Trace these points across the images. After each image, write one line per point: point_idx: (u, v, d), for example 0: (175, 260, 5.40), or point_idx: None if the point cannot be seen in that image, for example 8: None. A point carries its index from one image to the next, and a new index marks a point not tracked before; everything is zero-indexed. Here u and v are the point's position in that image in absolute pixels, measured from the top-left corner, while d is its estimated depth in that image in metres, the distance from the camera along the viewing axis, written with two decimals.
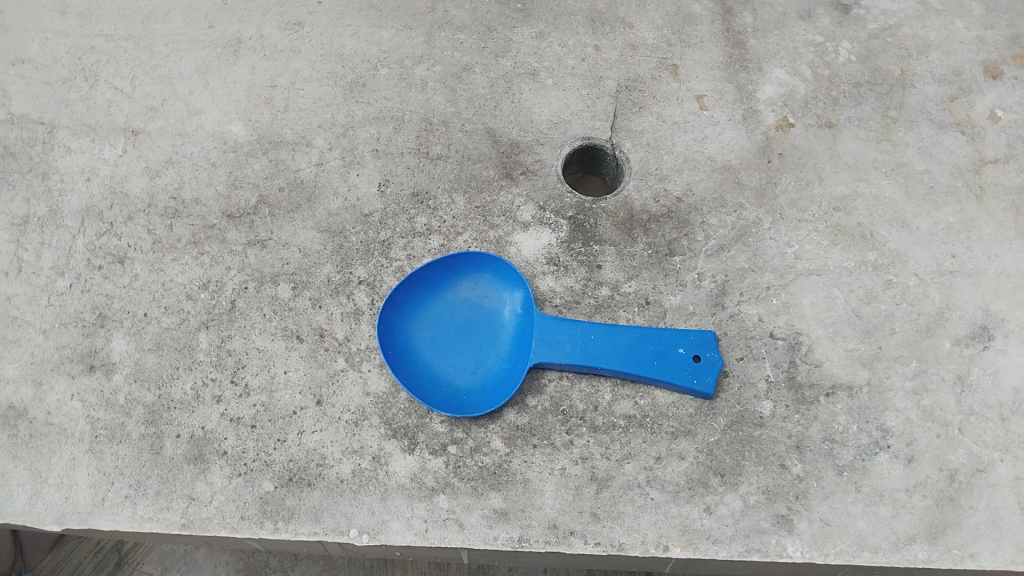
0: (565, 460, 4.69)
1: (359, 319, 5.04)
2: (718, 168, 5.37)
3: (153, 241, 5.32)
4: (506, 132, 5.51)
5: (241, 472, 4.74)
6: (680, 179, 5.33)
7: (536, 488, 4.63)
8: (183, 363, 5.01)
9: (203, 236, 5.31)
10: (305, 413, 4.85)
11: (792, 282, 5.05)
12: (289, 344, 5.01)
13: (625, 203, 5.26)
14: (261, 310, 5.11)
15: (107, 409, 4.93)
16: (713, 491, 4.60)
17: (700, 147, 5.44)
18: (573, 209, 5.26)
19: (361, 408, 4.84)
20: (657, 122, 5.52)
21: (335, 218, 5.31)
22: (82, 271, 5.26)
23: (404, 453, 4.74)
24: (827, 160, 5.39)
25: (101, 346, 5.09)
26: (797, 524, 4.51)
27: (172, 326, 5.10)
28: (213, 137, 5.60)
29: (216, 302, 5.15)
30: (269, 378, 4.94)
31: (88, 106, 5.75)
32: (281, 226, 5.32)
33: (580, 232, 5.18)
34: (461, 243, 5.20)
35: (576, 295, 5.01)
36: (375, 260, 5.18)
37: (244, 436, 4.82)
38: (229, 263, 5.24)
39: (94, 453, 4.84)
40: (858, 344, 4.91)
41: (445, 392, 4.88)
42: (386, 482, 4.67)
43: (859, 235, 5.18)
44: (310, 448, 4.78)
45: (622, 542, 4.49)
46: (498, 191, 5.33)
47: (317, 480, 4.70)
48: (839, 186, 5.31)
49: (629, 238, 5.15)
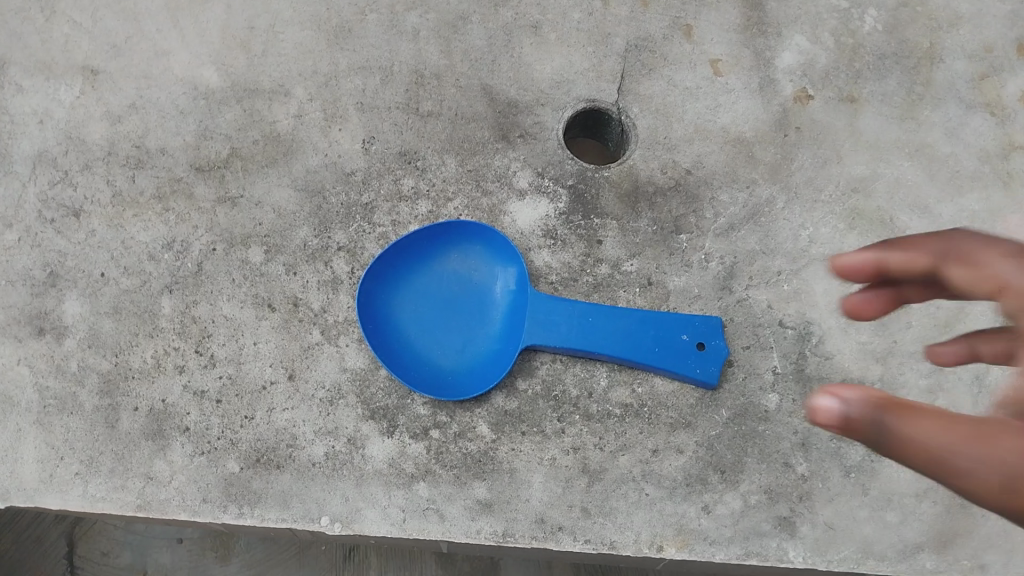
0: (555, 450, 4.33)
1: (338, 289, 4.63)
2: (730, 141, 4.93)
3: (113, 193, 4.86)
4: (504, 90, 5.00)
5: (203, 451, 4.39)
6: (690, 150, 4.90)
7: (524, 479, 4.30)
8: (143, 329, 4.60)
9: (168, 190, 4.85)
10: (275, 388, 4.47)
11: (804, 267, 4.70)
12: (260, 313, 4.60)
13: (630, 173, 4.83)
14: (230, 275, 4.68)
15: (57, 377, 4.55)
16: (712, 489, 4.30)
17: (712, 116, 4.97)
18: (573, 177, 4.82)
19: (337, 385, 4.46)
20: (667, 87, 5.02)
21: (314, 177, 4.84)
22: (31, 224, 4.82)
23: (382, 436, 4.37)
24: (847, 138, 4.97)
25: (52, 308, 4.67)
26: (800, 527, 4.26)
27: (133, 289, 4.68)
28: (182, 81, 5.05)
29: (182, 264, 4.72)
30: (237, 349, 4.54)
31: (42, 40, 5.16)
32: (254, 182, 4.85)
33: (581, 204, 4.76)
34: (451, 211, 4.77)
35: (574, 272, 4.64)
36: (357, 225, 4.75)
37: (208, 412, 4.44)
38: (196, 222, 4.79)
39: (41, 425, 4.47)
40: (872, 337, 4.59)
41: (428, 373, 4.48)
42: (362, 466, 4.33)
43: (877, 220, 4.82)
44: (281, 427, 4.40)
45: (614, 540, 4.22)
46: (493, 154, 4.87)
47: (287, 463, 4.35)
48: (859, 167, 4.91)
49: (632, 212, 4.75)
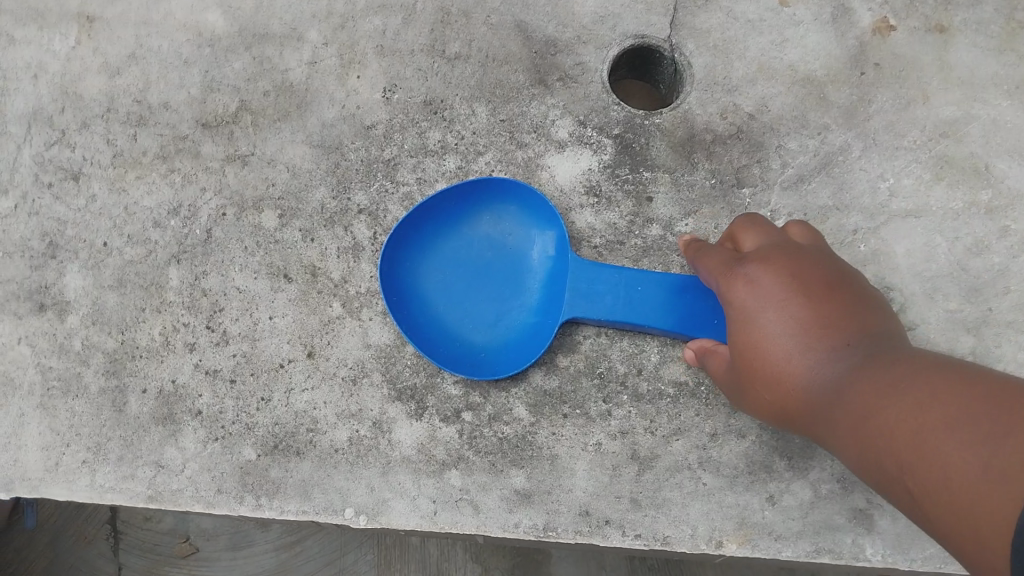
0: (600, 434, 3.87)
1: (358, 256, 4.13)
2: (800, 79, 4.22)
3: (114, 154, 4.40)
4: (540, 26, 4.35)
5: (217, 436, 4.01)
6: (753, 91, 4.20)
7: (565, 467, 3.85)
8: (150, 303, 4.19)
9: (172, 148, 4.36)
10: (293, 366, 4.03)
11: (884, 225, 4.04)
12: (274, 284, 4.13)
13: (685, 119, 4.18)
14: (242, 242, 4.21)
15: (61, 356, 4.19)
16: (777, 478, 3.79)
17: (778, 51, 4.26)
18: (619, 124, 4.18)
19: (360, 362, 4.01)
20: (726, 18, 4.32)
21: (329, 131, 4.29)
22: (29, 189, 4.40)
23: (410, 419, 3.94)
24: (933, 73, 4.19)
25: (53, 281, 4.28)
26: (878, 521, 3.73)
27: (138, 259, 4.25)
28: (185, 27, 4.51)
29: (189, 231, 4.25)
30: (252, 325, 4.10)
31: None
32: (266, 138, 4.33)
33: (628, 156, 4.14)
34: (482, 166, 4.19)
35: (620, 234, 4.05)
36: (378, 183, 4.20)
37: (222, 394, 4.04)
38: (204, 184, 4.30)
39: (46, 409, 4.15)
40: (961, 306, 3.94)
41: (459, 350, 3.99)
42: (388, 453, 3.91)
43: (970, 169, 4.09)
44: (300, 410, 3.99)
45: (667, 535, 3.74)
46: (528, 100, 4.25)
47: (307, 449, 3.95)
48: (948, 107, 4.15)
49: (688, 164, 4.12)
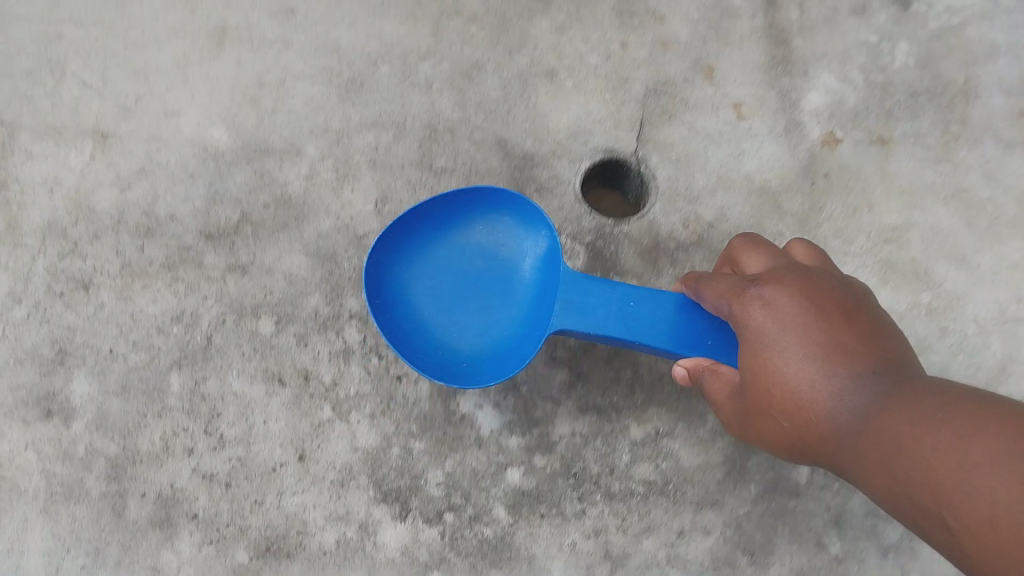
0: (576, 533, 3.99)
1: (349, 359, 4.17)
2: (756, 190, 4.57)
3: (121, 262, 4.33)
4: (521, 142, 4.59)
5: (212, 539, 4.01)
6: (713, 201, 4.54)
7: (542, 567, 3.96)
8: (151, 409, 4.14)
9: (177, 259, 4.34)
10: (285, 470, 4.07)
11: None
12: (269, 389, 4.15)
13: (651, 229, 4.48)
14: (239, 347, 4.21)
15: (65, 463, 4.09)
16: (739, 572, 3.99)
17: (736, 164, 4.61)
18: (591, 233, 4.47)
19: (348, 465, 4.06)
20: (690, 133, 4.66)
21: (325, 241, 4.38)
22: (41, 299, 4.28)
23: (394, 520, 4.01)
24: (876, 183, 4.60)
25: (60, 388, 4.17)
26: None
27: (141, 366, 4.19)
28: (192, 143, 4.53)
29: (190, 338, 4.23)
30: (247, 429, 4.11)
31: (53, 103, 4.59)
32: (266, 248, 4.35)
33: (599, 263, 4.42)
34: None
35: None
36: None
37: (217, 496, 4.05)
38: (206, 292, 4.29)
39: (48, 514, 4.05)
40: None
41: (441, 355, 3.79)
42: (373, 554, 3.98)
43: (911, 272, 4.45)
44: (290, 512, 4.03)
45: None
46: None
47: (297, 551, 3.99)
48: (891, 215, 4.54)
49: (653, 270, 4.41)
